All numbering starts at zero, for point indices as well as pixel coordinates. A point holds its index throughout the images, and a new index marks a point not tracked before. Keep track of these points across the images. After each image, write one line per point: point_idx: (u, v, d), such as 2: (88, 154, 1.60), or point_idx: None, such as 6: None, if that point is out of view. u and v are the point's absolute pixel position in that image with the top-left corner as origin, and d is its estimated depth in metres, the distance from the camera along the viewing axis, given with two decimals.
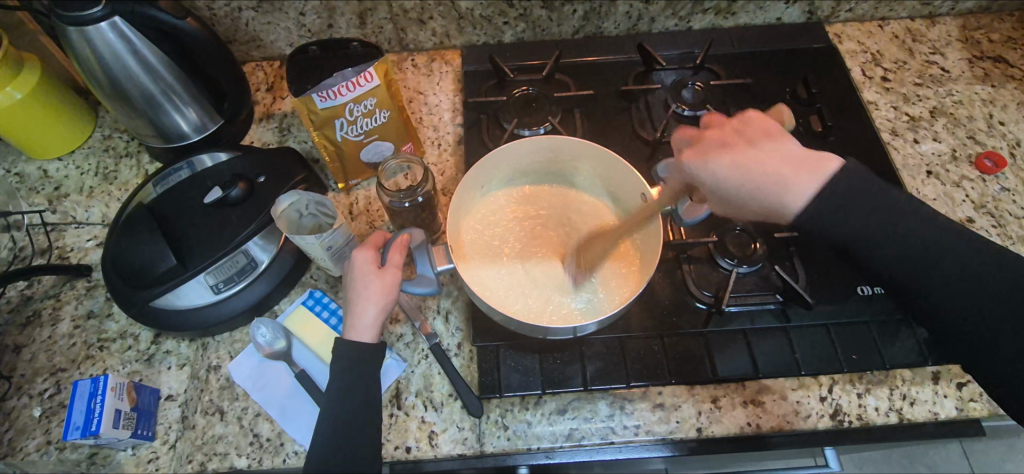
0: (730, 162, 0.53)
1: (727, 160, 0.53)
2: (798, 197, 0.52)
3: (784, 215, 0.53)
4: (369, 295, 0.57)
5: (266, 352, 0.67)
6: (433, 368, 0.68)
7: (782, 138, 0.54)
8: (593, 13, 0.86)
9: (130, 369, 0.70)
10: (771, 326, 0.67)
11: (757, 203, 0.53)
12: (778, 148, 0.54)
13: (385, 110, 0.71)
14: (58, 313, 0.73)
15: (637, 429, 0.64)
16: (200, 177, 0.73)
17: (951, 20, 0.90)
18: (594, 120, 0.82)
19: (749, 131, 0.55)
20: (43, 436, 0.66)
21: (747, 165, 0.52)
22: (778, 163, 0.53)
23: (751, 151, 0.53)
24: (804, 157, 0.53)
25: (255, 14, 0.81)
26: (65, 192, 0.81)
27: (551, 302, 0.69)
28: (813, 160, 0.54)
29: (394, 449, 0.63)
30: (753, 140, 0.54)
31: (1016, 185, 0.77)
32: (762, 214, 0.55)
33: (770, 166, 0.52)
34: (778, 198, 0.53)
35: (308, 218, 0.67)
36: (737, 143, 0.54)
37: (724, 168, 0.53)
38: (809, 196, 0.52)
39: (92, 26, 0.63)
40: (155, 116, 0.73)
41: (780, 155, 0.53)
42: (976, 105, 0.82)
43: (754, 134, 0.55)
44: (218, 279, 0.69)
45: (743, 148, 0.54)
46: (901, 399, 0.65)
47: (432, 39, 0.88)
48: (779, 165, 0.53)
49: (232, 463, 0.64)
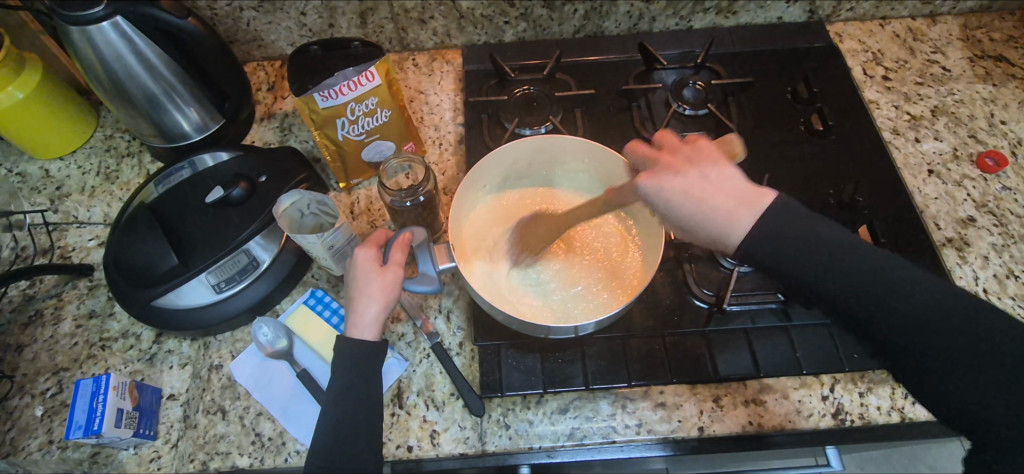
0: (676, 190, 0.55)
1: (678, 189, 0.55)
2: (740, 230, 0.52)
3: (728, 247, 0.54)
4: (370, 293, 0.58)
5: (267, 351, 0.67)
6: (434, 367, 0.68)
7: (728, 172, 0.55)
8: (593, 13, 0.86)
9: (132, 368, 0.70)
10: (772, 325, 0.67)
11: (703, 233, 0.54)
12: (721, 177, 0.55)
13: (386, 110, 0.71)
14: (59, 313, 0.73)
15: (638, 428, 0.64)
16: (202, 177, 0.73)
17: (952, 19, 0.90)
18: (595, 119, 0.82)
19: (698, 160, 0.56)
20: (45, 435, 0.67)
21: (688, 194, 0.54)
22: (720, 197, 0.53)
23: (701, 183, 0.54)
24: (750, 191, 0.54)
25: (257, 14, 0.81)
26: (68, 192, 0.81)
27: (550, 304, 0.69)
28: (753, 193, 0.54)
29: (395, 449, 0.64)
30: (694, 173, 0.55)
31: (1017, 184, 0.76)
32: (711, 242, 0.54)
33: (714, 199, 0.53)
34: (720, 232, 0.53)
35: (309, 217, 0.67)
36: (692, 178, 0.55)
37: (675, 193, 0.55)
38: (746, 233, 0.52)
39: (94, 26, 0.63)
40: (157, 117, 0.74)
41: (722, 187, 0.54)
42: (978, 105, 0.82)
43: (703, 163, 0.56)
44: (219, 279, 0.69)
45: (692, 178, 0.55)
46: (903, 398, 0.65)
47: (433, 39, 0.88)
48: (718, 196, 0.53)
49: (234, 462, 0.64)
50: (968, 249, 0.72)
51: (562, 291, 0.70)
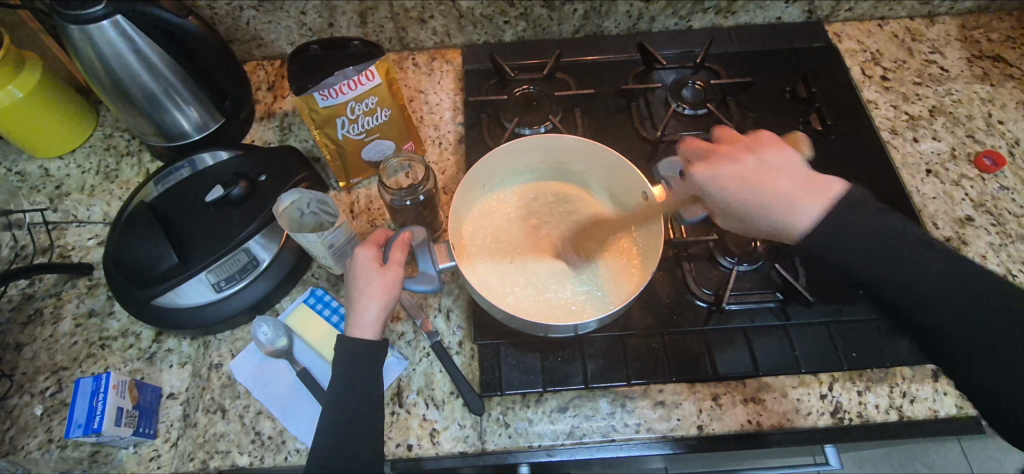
0: (731, 181, 0.57)
1: (732, 184, 0.57)
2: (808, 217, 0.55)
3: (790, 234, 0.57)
4: (370, 292, 0.58)
5: (267, 350, 0.67)
6: (434, 366, 0.68)
7: (791, 160, 0.58)
8: (593, 13, 0.87)
9: (132, 367, 0.70)
10: (771, 324, 0.67)
11: (765, 223, 0.57)
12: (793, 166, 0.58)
13: (386, 109, 0.71)
14: (59, 312, 0.73)
15: (638, 426, 0.64)
16: (202, 176, 0.73)
17: (950, 20, 0.90)
18: (595, 119, 0.82)
19: (773, 160, 0.58)
20: (45, 434, 0.67)
21: (748, 183, 0.56)
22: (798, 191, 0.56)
23: (759, 170, 0.57)
24: (812, 179, 0.57)
25: (256, 13, 0.81)
26: (67, 191, 0.81)
27: (549, 304, 0.69)
28: (823, 184, 0.57)
29: (395, 447, 0.64)
30: (764, 166, 0.57)
31: (1015, 183, 0.77)
32: (771, 229, 0.57)
33: (784, 184, 0.56)
34: (785, 220, 0.56)
35: (308, 216, 0.67)
36: (749, 167, 0.57)
37: (729, 180, 0.57)
38: (815, 219, 0.55)
39: (94, 25, 0.63)
40: (157, 115, 0.74)
41: (793, 176, 0.57)
42: (976, 105, 0.83)
43: (777, 159, 0.58)
44: (219, 277, 0.69)
45: (752, 168, 0.57)
46: (901, 397, 0.65)
47: (432, 38, 0.89)
48: (800, 189, 0.56)
49: (234, 461, 0.65)
50: (966, 248, 0.73)
51: (563, 288, 0.70)
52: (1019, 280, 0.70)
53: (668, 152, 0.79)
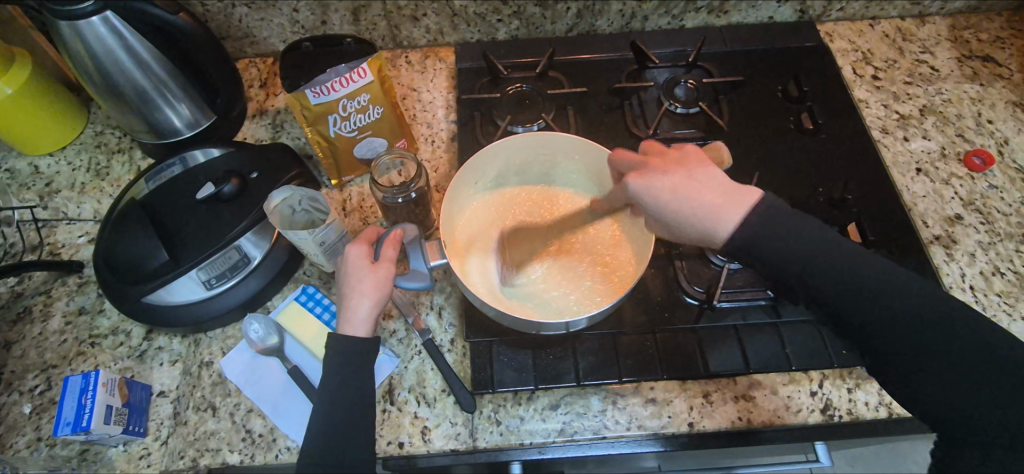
0: (665, 192, 0.57)
1: (665, 197, 0.57)
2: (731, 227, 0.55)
3: (714, 239, 0.56)
4: (361, 290, 0.58)
5: (259, 348, 0.68)
6: (425, 364, 0.68)
7: (711, 172, 0.58)
8: (586, 11, 0.87)
9: (122, 365, 0.69)
10: (762, 322, 0.68)
11: (693, 229, 0.56)
12: (712, 180, 0.57)
13: (379, 107, 0.71)
14: (48, 310, 0.73)
15: (629, 424, 0.64)
16: (193, 172, 0.72)
17: (940, 20, 0.91)
18: (588, 117, 0.82)
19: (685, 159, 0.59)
20: (33, 432, 0.66)
21: (678, 193, 0.56)
22: (711, 197, 0.56)
23: (689, 181, 0.57)
24: (745, 194, 0.56)
25: (249, 10, 0.81)
26: (57, 188, 0.80)
27: (540, 302, 0.69)
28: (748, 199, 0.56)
29: (387, 445, 0.64)
30: (693, 173, 0.57)
31: (1003, 182, 0.77)
32: (701, 236, 0.57)
33: (704, 196, 0.56)
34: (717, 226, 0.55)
35: (301, 214, 0.67)
36: (685, 172, 0.58)
37: (662, 189, 0.57)
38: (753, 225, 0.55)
39: (84, 21, 0.63)
40: (147, 112, 0.73)
41: (709, 187, 0.56)
42: (965, 104, 0.83)
43: (689, 161, 0.59)
44: (210, 275, 0.69)
45: (678, 177, 0.57)
46: (890, 394, 0.65)
47: (426, 36, 0.88)
48: (710, 195, 0.56)
49: (224, 459, 0.64)
50: (955, 246, 0.73)
51: (553, 286, 0.70)
52: (1007, 277, 0.71)
53: None
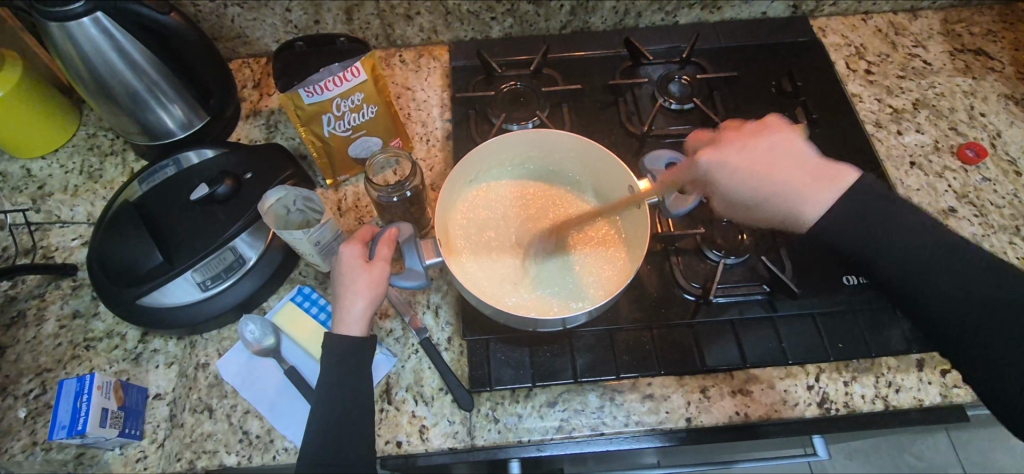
0: (742, 170, 0.58)
1: (741, 163, 0.58)
2: (818, 205, 0.60)
3: (803, 223, 0.61)
4: (356, 289, 0.57)
5: (255, 349, 0.67)
6: (423, 362, 0.68)
7: (796, 145, 0.60)
8: (580, 9, 0.87)
9: (118, 368, 0.69)
10: (759, 316, 0.67)
11: (769, 208, 0.60)
12: (798, 153, 0.59)
13: (373, 106, 0.71)
14: (43, 313, 0.73)
15: (627, 420, 0.64)
16: (187, 174, 0.72)
17: (932, 14, 0.91)
18: (582, 115, 0.82)
19: (773, 141, 0.60)
20: (29, 436, 0.66)
21: (758, 173, 0.58)
22: (790, 174, 0.59)
23: (766, 159, 0.59)
24: (822, 171, 0.60)
25: (242, 10, 0.81)
26: (50, 191, 0.79)
27: (521, 298, 0.69)
28: (829, 172, 0.61)
29: (385, 444, 0.63)
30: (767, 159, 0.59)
31: (996, 175, 0.78)
32: (772, 217, 0.61)
33: (786, 176, 0.58)
34: (798, 206, 0.60)
35: (296, 214, 0.67)
36: (783, 157, 0.59)
37: (740, 169, 0.58)
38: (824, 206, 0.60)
39: (74, 22, 0.62)
40: (141, 113, 0.73)
41: (800, 164, 0.59)
42: (958, 98, 0.84)
43: (776, 141, 0.60)
44: (205, 276, 0.68)
45: (760, 155, 0.59)
46: (887, 387, 0.66)
47: (420, 35, 0.88)
48: (782, 173, 0.58)
49: (221, 460, 0.64)
50: None
51: (532, 284, 0.70)
52: None
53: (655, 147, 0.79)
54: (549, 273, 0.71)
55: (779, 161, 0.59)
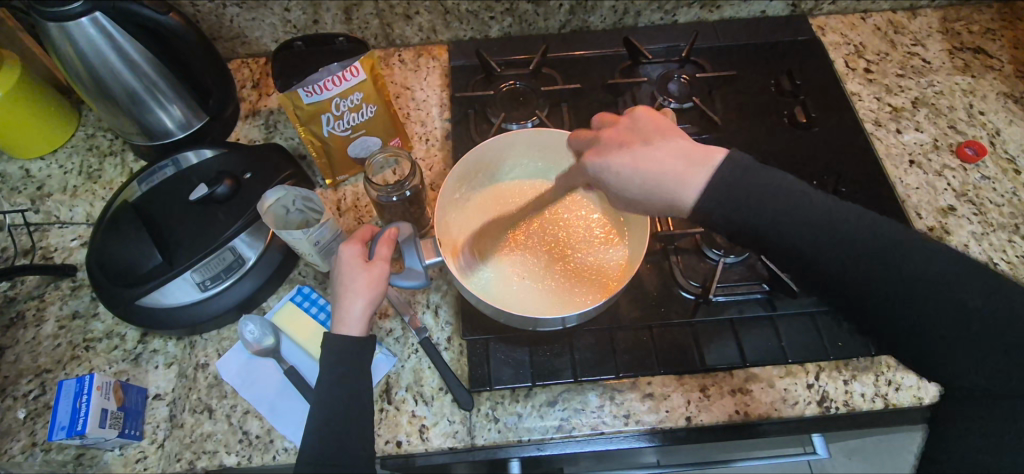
0: (627, 165, 0.53)
1: (625, 161, 0.53)
2: (694, 189, 0.50)
3: (683, 207, 0.51)
4: (355, 288, 0.57)
5: (255, 349, 0.67)
6: (423, 362, 0.68)
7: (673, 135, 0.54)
8: (579, 8, 0.86)
9: (117, 369, 0.69)
10: (759, 315, 0.67)
11: (654, 202, 0.53)
12: (670, 144, 0.53)
13: (372, 105, 0.71)
14: (42, 314, 0.73)
15: (627, 419, 0.64)
16: (186, 174, 0.72)
17: (931, 12, 0.91)
18: (582, 114, 0.82)
19: (641, 127, 0.55)
20: (28, 437, 0.66)
21: (640, 164, 0.52)
22: (666, 161, 0.52)
23: (647, 149, 0.53)
24: (693, 152, 0.52)
25: (240, 10, 0.81)
26: (49, 191, 0.79)
27: (524, 298, 0.69)
28: (702, 151, 0.52)
29: (385, 444, 0.63)
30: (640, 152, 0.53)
31: (996, 173, 0.78)
32: (661, 210, 0.53)
33: (662, 164, 0.52)
34: (674, 193, 0.51)
35: (295, 214, 0.67)
36: (651, 144, 0.53)
37: (625, 166, 0.53)
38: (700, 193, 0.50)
39: (73, 22, 0.62)
40: (139, 113, 0.73)
41: (665, 148, 0.52)
42: (957, 96, 0.84)
43: (646, 128, 0.55)
44: (205, 276, 0.68)
45: (638, 148, 0.53)
46: (887, 385, 0.66)
47: (419, 34, 0.88)
48: (667, 159, 0.52)
49: (221, 461, 0.64)
50: (949, 237, 0.74)
51: (533, 284, 0.70)
52: (1000, 268, 0.71)
53: None
54: (548, 274, 0.71)
55: (644, 149, 0.53)
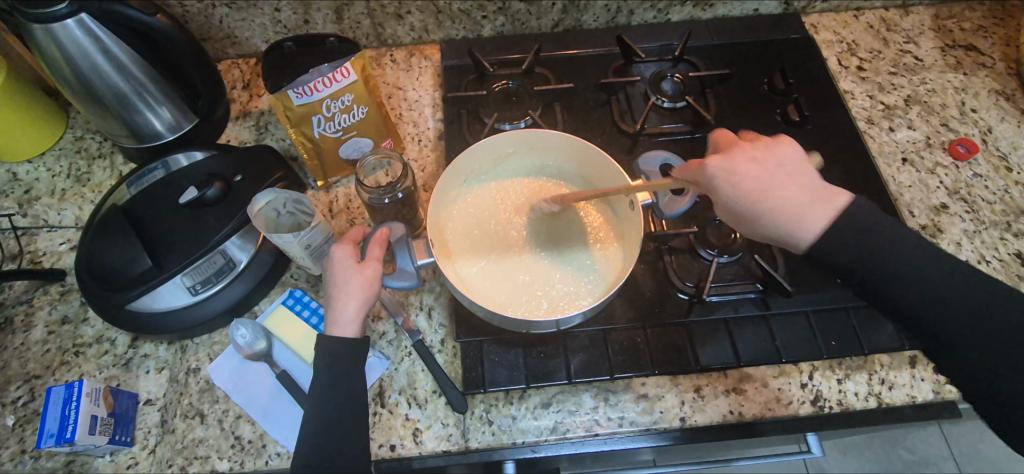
0: (743, 184, 0.57)
1: (748, 172, 0.57)
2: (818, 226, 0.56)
3: (797, 244, 0.57)
4: (348, 290, 0.57)
5: (246, 353, 0.66)
6: (416, 365, 0.67)
7: (798, 160, 0.59)
8: (571, 7, 0.86)
9: (107, 374, 0.68)
10: (752, 314, 0.67)
11: (772, 226, 0.57)
12: (801, 176, 0.58)
13: (363, 106, 0.70)
14: (31, 320, 0.72)
15: (621, 420, 0.64)
16: (175, 177, 0.71)
17: (923, 10, 0.91)
18: (574, 114, 0.82)
19: (774, 153, 0.59)
20: (17, 444, 0.65)
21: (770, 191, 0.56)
22: (793, 193, 0.56)
23: (777, 174, 0.57)
24: (824, 192, 0.57)
25: (229, 10, 0.80)
26: (37, 195, 0.78)
27: (518, 297, 0.69)
28: (828, 193, 0.57)
29: (379, 448, 0.63)
30: (790, 173, 0.58)
31: (988, 171, 0.78)
32: (779, 235, 0.57)
33: (793, 194, 0.56)
34: (795, 225, 0.56)
35: (285, 216, 0.66)
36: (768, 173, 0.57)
37: (743, 178, 0.57)
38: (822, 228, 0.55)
39: (57, 24, 0.61)
40: (128, 116, 0.72)
41: (797, 182, 0.57)
42: (949, 94, 0.84)
43: (782, 156, 0.59)
44: (195, 280, 0.68)
45: (762, 171, 0.57)
46: (880, 384, 0.66)
47: (411, 34, 0.88)
48: (796, 190, 0.57)
49: (213, 466, 0.63)
50: (941, 235, 0.74)
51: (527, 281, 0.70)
52: (992, 266, 0.72)
53: (648, 145, 0.79)
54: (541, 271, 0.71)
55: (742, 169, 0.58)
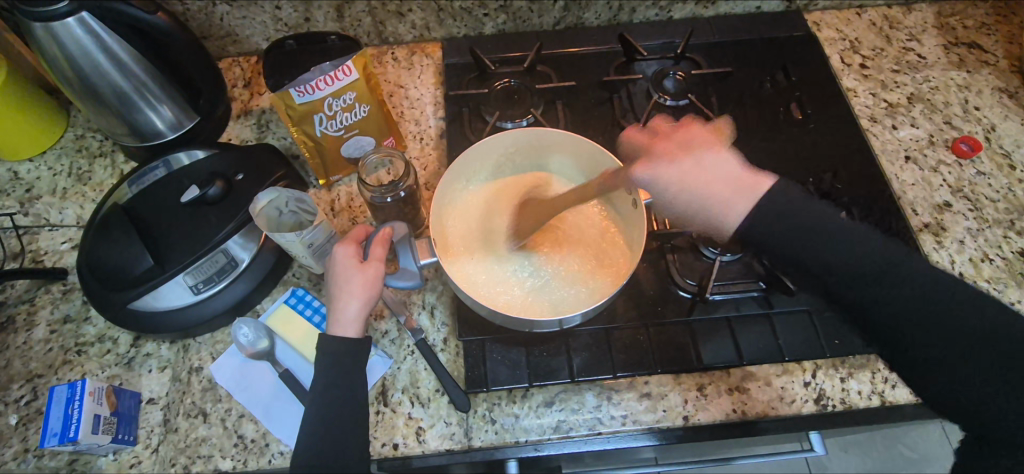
0: (674, 183, 0.57)
1: (671, 175, 0.57)
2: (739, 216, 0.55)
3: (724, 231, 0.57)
4: (350, 289, 0.57)
5: (249, 352, 0.66)
6: (418, 364, 0.67)
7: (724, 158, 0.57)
8: (573, 5, 0.86)
9: (109, 373, 0.68)
10: (755, 313, 0.67)
11: (703, 219, 0.57)
12: (716, 163, 0.57)
13: (365, 105, 0.70)
14: (33, 319, 0.72)
15: (624, 419, 0.64)
16: (176, 176, 0.71)
17: (926, 7, 0.91)
18: (576, 112, 0.82)
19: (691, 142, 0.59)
20: (20, 443, 0.65)
21: (688, 185, 0.56)
22: (716, 187, 0.55)
23: (694, 169, 0.57)
24: (739, 178, 0.55)
25: (230, 8, 0.80)
26: (38, 194, 0.78)
27: (521, 297, 0.69)
28: (750, 180, 0.55)
29: (381, 447, 0.63)
30: (695, 163, 0.57)
31: (991, 169, 0.78)
32: (707, 227, 0.58)
33: (712, 187, 0.55)
34: (716, 219, 0.56)
35: (287, 215, 0.66)
36: (688, 168, 0.57)
37: (671, 185, 0.58)
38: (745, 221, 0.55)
39: (57, 22, 0.61)
40: (129, 115, 0.72)
41: (720, 179, 0.55)
42: (952, 91, 0.83)
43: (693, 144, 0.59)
44: (197, 279, 0.68)
45: (686, 165, 0.57)
46: (883, 382, 0.66)
47: (412, 32, 0.87)
48: (716, 183, 0.55)
49: (216, 465, 0.63)
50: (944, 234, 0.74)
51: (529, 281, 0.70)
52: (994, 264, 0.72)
53: None
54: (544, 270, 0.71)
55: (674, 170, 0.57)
